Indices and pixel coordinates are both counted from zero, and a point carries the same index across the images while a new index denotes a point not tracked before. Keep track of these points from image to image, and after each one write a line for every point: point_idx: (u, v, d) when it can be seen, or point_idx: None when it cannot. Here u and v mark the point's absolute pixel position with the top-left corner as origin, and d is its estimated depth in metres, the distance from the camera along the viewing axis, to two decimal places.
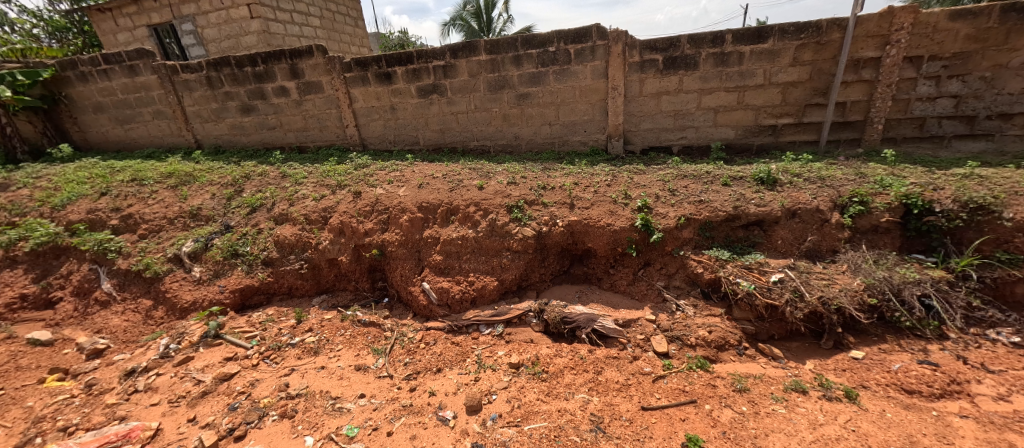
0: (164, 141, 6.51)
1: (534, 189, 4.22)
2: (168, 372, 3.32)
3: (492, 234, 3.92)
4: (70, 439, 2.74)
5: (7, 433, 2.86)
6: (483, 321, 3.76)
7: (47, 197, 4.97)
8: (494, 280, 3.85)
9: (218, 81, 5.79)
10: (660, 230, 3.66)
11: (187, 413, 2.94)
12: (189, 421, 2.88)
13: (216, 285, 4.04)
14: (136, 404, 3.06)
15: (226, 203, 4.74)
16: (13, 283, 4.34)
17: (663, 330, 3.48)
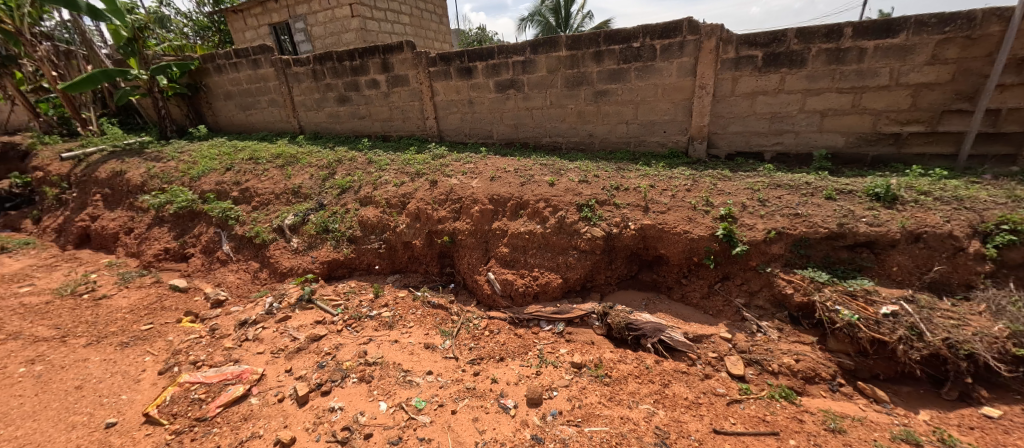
0: (275, 126, 7.38)
1: (606, 189, 4.10)
2: (271, 327, 3.79)
3: (560, 232, 3.88)
4: (199, 372, 3.26)
5: (155, 360, 3.49)
6: (544, 318, 3.76)
7: (189, 169, 5.91)
8: (558, 278, 3.83)
9: (321, 74, 6.41)
10: (746, 242, 3.37)
11: (284, 365, 3.34)
12: (287, 371, 3.27)
13: (308, 256, 4.51)
14: (246, 350, 3.55)
15: (321, 183, 5.25)
16: (161, 238, 5.29)
17: (740, 351, 3.22)
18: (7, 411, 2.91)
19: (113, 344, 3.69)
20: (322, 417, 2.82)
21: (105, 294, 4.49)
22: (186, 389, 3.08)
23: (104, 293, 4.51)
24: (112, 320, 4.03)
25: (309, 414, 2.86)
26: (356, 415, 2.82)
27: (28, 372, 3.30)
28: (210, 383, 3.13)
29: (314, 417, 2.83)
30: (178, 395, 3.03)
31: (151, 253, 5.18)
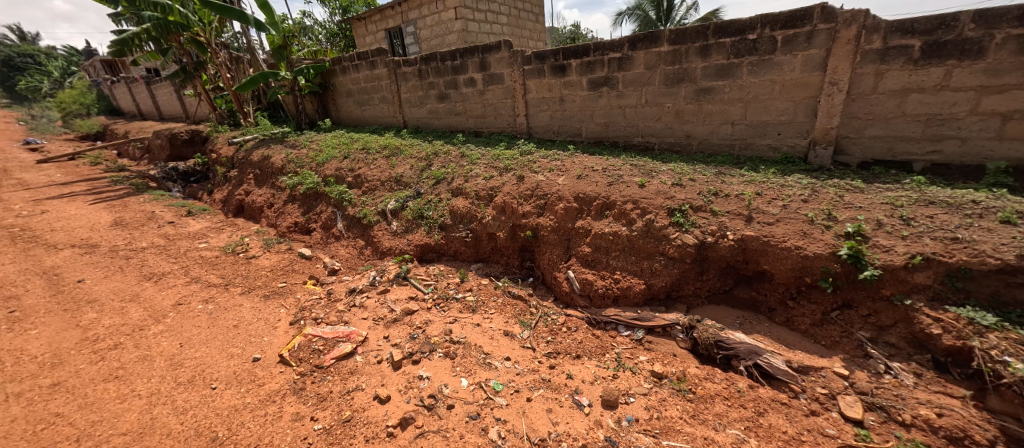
0: (383, 121, 8.18)
1: (702, 194, 3.81)
2: (373, 297, 4.26)
3: (647, 236, 3.72)
4: (318, 327, 3.80)
5: (287, 313, 4.16)
6: (623, 322, 3.65)
7: (317, 156, 6.86)
8: (641, 283, 3.69)
9: (426, 73, 6.94)
10: (878, 265, 2.88)
11: (384, 331, 3.75)
12: (386, 337, 3.67)
13: (405, 239, 4.95)
14: (353, 314, 4.05)
15: (419, 173, 5.70)
16: (293, 213, 6.24)
17: (859, 392, 2.79)
18: (189, 336, 3.74)
19: (257, 295, 4.49)
20: (412, 383, 3.12)
21: (252, 255, 5.45)
22: (309, 339, 3.62)
23: (253, 254, 5.48)
24: (257, 276, 4.89)
25: (401, 378, 3.18)
26: (441, 386, 3.06)
27: (202, 309, 4.19)
28: (326, 338, 3.64)
29: (405, 381, 3.14)
30: (303, 344, 3.58)
31: (285, 224, 6.15)
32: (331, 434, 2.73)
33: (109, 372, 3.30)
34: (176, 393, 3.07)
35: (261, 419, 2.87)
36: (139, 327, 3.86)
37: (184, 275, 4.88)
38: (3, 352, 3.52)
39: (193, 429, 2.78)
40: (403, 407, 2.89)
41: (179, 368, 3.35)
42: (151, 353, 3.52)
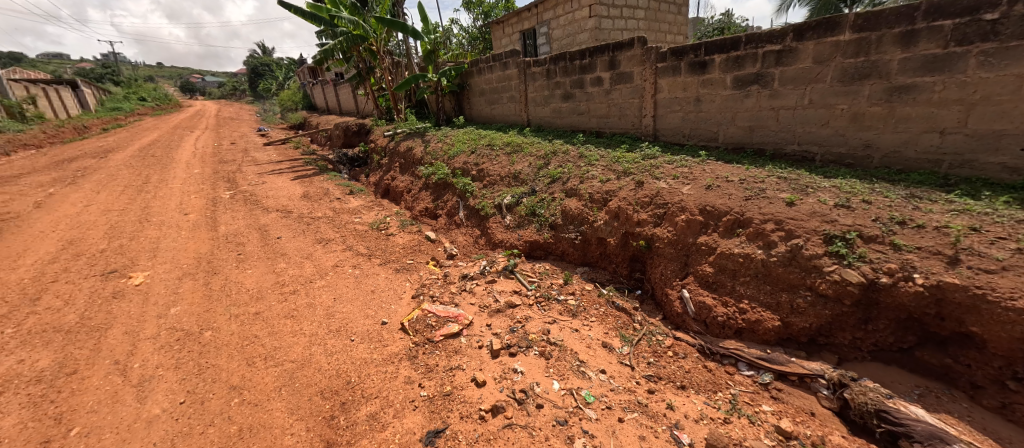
0: (509, 119, 8.50)
1: (879, 221, 2.95)
2: (482, 285, 4.39)
3: (792, 265, 3.03)
4: (434, 304, 4.07)
5: (411, 286, 4.61)
6: (744, 360, 3.11)
7: (450, 150, 7.49)
8: (775, 320, 3.06)
9: (554, 73, 6.98)
10: None
11: (487, 319, 3.87)
12: (488, 325, 3.79)
13: (516, 234, 5.01)
14: (463, 298, 4.22)
15: (536, 171, 5.66)
16: (426, 200, 6.94)
17: None
18: (340, 293, 4.48)
19: (391, 267, 5.10)
20: (506, 373, 3.19)
21: (391, 232, 6.23)
22: (425, 314, 3.90)
23: (391, 231, 6.25)
24: (392, 251, 5.56)
25: (496, 365, 3.29)
26: (532, 383, 3.08)
27: (352, 272, 4.96)
28: (438, 315, 3.86)
29: (501, 371, 3.22)
30: (420, 317, 3.87)
31: (419, 209, 6.87)
32: (433, 403, 2.97)
33: (288, 311, 4.15)
34: (328, 338, 3.71)
35: (382, 374, 3.28)
36: (309, 280, 4.77)
37: (343, 243, 5.84)
38: (233, 282, 4.74)
39: (336, 369, 3.33)
40: (496, 396, 2.99)
41: (332, 317, 4.03)
42: (315, 302, 4.31)
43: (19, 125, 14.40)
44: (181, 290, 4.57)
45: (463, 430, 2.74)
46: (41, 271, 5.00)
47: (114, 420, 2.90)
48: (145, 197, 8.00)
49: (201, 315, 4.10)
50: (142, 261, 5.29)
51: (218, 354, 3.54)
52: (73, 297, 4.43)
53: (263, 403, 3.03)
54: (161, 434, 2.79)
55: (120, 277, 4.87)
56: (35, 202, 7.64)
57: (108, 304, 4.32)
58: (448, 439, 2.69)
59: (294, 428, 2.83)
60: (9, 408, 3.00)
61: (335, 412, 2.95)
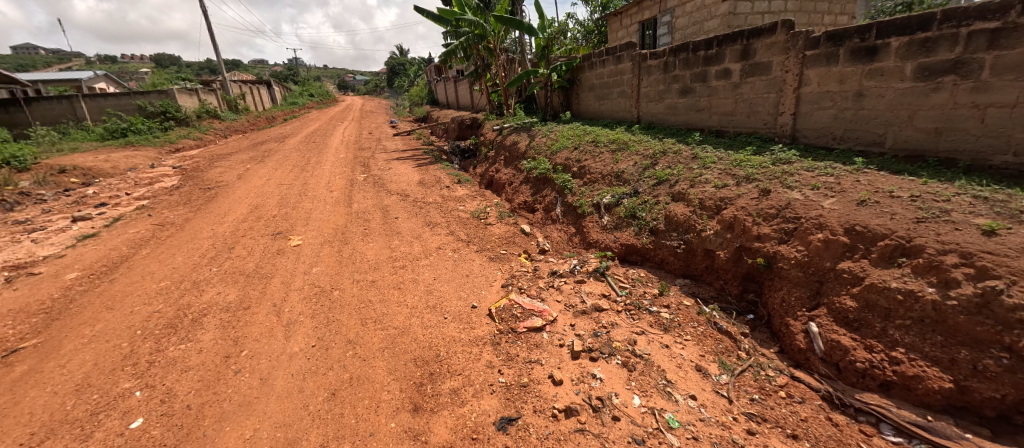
0: (618, 115, 8.09)
1: None
2: (570, 284, 4.23)
3: (982, 314, 2.31)
4: (521, 296, 4.07)
5: (502, 275, 4.65)
6: (889, 421, 2.49)
7: (553, 145, 7.41)
8: (945, 381, 2.38)
9: (672, 65, 6.43)
10: None
11: (571, 319, 3.72)
12: (571, 325, 3.64)
13: (612, 235, 4.71)
14: (550, 294, 4.12)
15: (641, 172, 5.25)
16: (525, 193, 6.96)
17: None
18: (439, 273, 4.75)
19: (485, 255, 5.23)
20: (584, 377, 3.04)
21: (489, 222, 6.39)
22: (511, 304, 3.92)
23: (490, 221, 6.42)
24: (488, 240, 5.70)
25: (575, 366, 3.15)
26: (611, 393, 2.88)
27: (451, 255, 5.23)
28: (524, 307, 3.86)
29: (579, 373, 3.08)
30: (506, 306, 3.91)
31: (518, 202, 6.92)
32: (510, 391, 2.97)
33: (396, 283, 4.54)
34: (425, 313, 3.95)
35: (468, 354, 3.36)
36: (416, 258, 5.16)
37: (447, 228, 6.19)
38: (359, 252, 5.36)
39: (429, 342, 3.53)
40: (571, 398, 2.87)
41: (430, 294, 4.29)
42: (419, 279, 4.63)
43: (234, 115, 18.49)
44: (321, 254, 5.32)
45: (535, 424, 2.69)
46: (236, 227, 6.28)
47: (270, 350, 3.49)
48: (305, 175, 9.56)
49: (334, 277, 4.70)
50: (299, 227, 6.29)
51: (340, 311, 4.01)
52: (252, 249, 5.46)
53: (368, 360, 3.34)
54: (297, 368, 3.28)
55: (283, 238, 5.86)
56: (236, 174, 9.67)
57: (274, 258, 5.22)
58: (520, 429, 2.66)
59: (390, 386, 3.07)
60: (208, 327, 3.80)
61: (424, 379, 3.13)
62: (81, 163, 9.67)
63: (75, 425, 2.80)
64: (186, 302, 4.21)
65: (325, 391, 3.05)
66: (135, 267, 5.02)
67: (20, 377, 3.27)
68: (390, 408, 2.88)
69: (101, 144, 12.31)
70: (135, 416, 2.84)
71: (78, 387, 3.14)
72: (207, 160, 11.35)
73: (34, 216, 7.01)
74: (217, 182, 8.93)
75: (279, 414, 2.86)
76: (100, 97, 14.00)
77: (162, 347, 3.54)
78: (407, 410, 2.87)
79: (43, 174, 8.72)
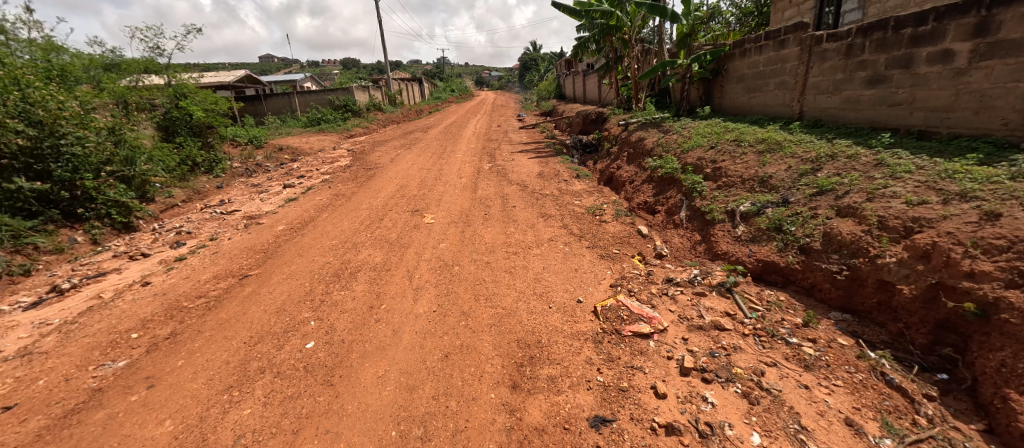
0: (773, 111, 6.98)
1: None
2: (688, 295, 3.79)
3: None
4: (630, 299, 3.81)
5: (612, 275, 4.41)
6: None
7: (684, 143, 6.73)
8: None
9: (858, 49, 5.23)
10: None
11: (683, 332, 3.34)
12: (683, 339, 3.27)
13: (747, 248, 4.07)
14: (662, 302, 3.76)
15: (796, 178, 4.42)
16: (646, 193, 6.47)
17: None
18: (549, 264, 4.74)
19: (596, 252, 5.03)
20: (693, 397, 2.72)
21: (604, 219, 6.13)
22: (619, 305, 3.70)
23: (605, 219, 6.14)
24: (601, 238, 5.47)
25: (682, 383, 2.84)
26: (724, 422, 2.52)
27: (563, 248, 5.18)
28: (631, 311, 3.60)
29: (687, 391, 2.77)
30: (613, 306, 3.70)
31: (637, 201, 6.47)
32: (607, 392, 2.81)
33: (508, 267, 4.68)
34: (532, 299, 3.98)
35: (569, 346, 3.28)
36: (528, 246, 5.24)
37: (561, 221, 6.14)
38: (481, 235, 5.66)
39: (533, 327, 3.55)
40: (675, 415, 2.59)
41: (537, 282, 4.31)
42: (530, 266, 4.69)
43: (391, 107, 21.29)
44: (448, 232, 5.76)
45: (631, 432, 2.51)
46: (385, 202, 7.20)
47: (402, 308, 3.92)
48: (441, 161, 10.50)
49: (456, 254, 5.05)
50: (432, 206, 6.93)
51: (458, 285, 4.30)
52: (395, 222, 6.19)
53: (477, 332, 3.51)
54: (420, 327, 3.61)
55: (419, 215, 6.52)
56: (390, 157, 11.11)
57: (411, 231, 5.85)
58: (614, 432, 2.51)
59: (493, 360, 3.17)
60: (361, 280, 4.45)
61: (524, 361, 3.16)
62: (291, 144, 12.25)
63: (274, 336, 3.53)
64: (348, 258, 5.00)
65: (439, 352, 3.29)
66: (318, 226, 6.13)
67: (248, 295, 4.23)
68: (491, 380, 2.98)
69: (307, 129, 15.45)
70: (310, 339, 3.48)
71: (278, 310, 3.94)
72: (369, 144, 13.31)
73: (262, 181, 9.10)
74: (376, 163, 10.40)
75: (404, 362, 3.18)
76: (307, 92, 17.30)
77: (330, 290, 4.25)
78: (506, 385, 2.93)
79: (269, 151, 11.21)
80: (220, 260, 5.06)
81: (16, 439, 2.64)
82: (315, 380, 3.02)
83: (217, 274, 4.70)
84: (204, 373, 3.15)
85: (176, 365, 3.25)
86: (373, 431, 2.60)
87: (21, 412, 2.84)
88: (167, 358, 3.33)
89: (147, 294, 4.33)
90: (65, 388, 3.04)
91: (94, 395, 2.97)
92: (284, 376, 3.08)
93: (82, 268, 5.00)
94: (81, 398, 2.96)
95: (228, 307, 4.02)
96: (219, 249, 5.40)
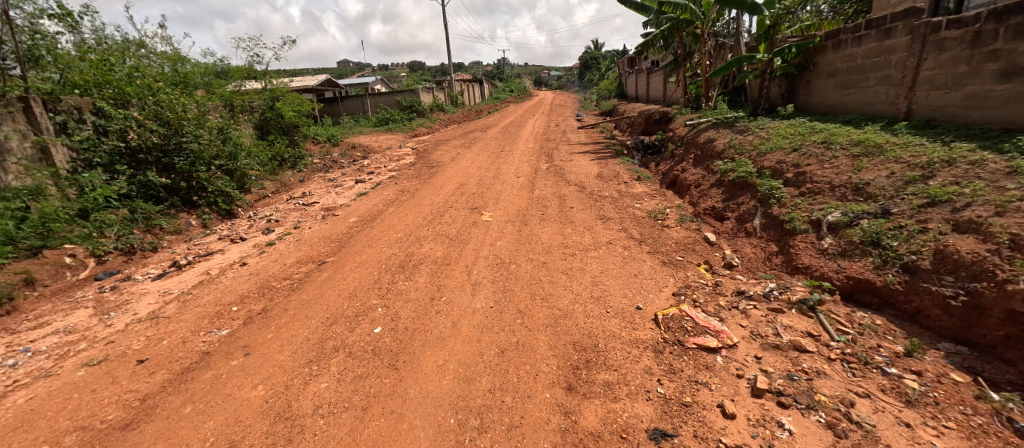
0: (872, 109, 6.23)
1: None
2: (762, 311, 3.48)
3: None
4: (695, 310, 3.59)
5: (674, 283, 4.18)
6: None
7: (761, 144, 6.21)
8: None
9: (988, 37, 4.50)
10: None
11: (755, 349, 3.08)
12: (755, 357, 3.01)
13: (835, 263, 3.65)
14: (731, 316, 3.50)
15: (900, 186, 3.90)
16: (714, 197, 6.05)
17: None
18: (607, 267, 4.61)
19: (658, 258, 4.81)
20: (767, 421, 2.50)
21: (667, 224, 5.83)
22: (682, 315, 3.50)
23: (668, 224, 5.84)
24: (663, 243, 5.21)
25: (754, 405, 2.62)
26: None
27: (621, 251, 5.02)
28: (696, 322, 3.39)
29: (760, 414, 2.55)
30: (676, 316, 3.51)
31: (704, 206, 6.07)
32: (668, 405, 2.67)
33: (565, 268, 4.62)
34: (589, 302, 3.89)
35: (627, 353, 3.16)
36: (586, 248, 5.14)
37: (620, 224, 5.95)
38: (537, 235, 5.64)
39: (590, 331, 3.47)
40: (745, 438, 2.39)
41: (595, 286, 4.21)
42: (588, 269, 4.59)
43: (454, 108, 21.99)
44: (505, 231, 5.82)
45: None
46: (446, 199, 7.45)
47: (461, 301, 4.02)
48: (500, 160, 10.64)
49: (513, 253, 5.09)
50: (490, 205, 7.04)
51: (515, 283, 4.34)
52: (456, 219, 6.37)
53: (533, 331, 3.51)
54: (478, 321, 3.69)
55: (477, 213, 6.65)
56: (450, 156, 11.48)
57: (470, 228, 5.99)
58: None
59: (549, 361, 3.14)
60: (423, 272, 4.64)
61: (580, 364, 3.10)
62: (362, 142, 13.09)
63: (347, 319, 3.79)
64: (411, 251, 5.23)
65: (496, 347, 3.33)
66: (385, 219, 6.49)
67: (325, 280, 4.58)
68: (547, 380, 2.96)
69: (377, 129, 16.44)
70: (377, 325, 3.69)
71: (351, 295, 4.23)
72: (433, 143, 13.85)
73: (337, 176, 9.82)
74: (438, 161, 10.79)
75: (462, 354, 3.27)
76: (379, 94, 18.41)
77: (395, 280, 4.48)
78: (561, 386, 2.89)
79: (344, 149, 12.07)
80: (303, 247, 5.54)
81: (147, 387, 3.07)
82: (382, 363, 3.20)
83: (300, 259, 5.15)
84: (290, 346, 3.46)
85: (267, 336, 3.61)
86: (433, 416, 2.70)
87: (152, 365, 3.30)
88: (259, 330, 3.71)
89: (245, 273, 4.85)
90: (183, 349, 3.49)
91: (204, 357, 3.38)
92: (355, 356, 3.29)
93: (196, 247, 5.73)
94: (194, 358, 3.38)
95: (309, 289, 4.39)
96: (301, 237, 5.92)
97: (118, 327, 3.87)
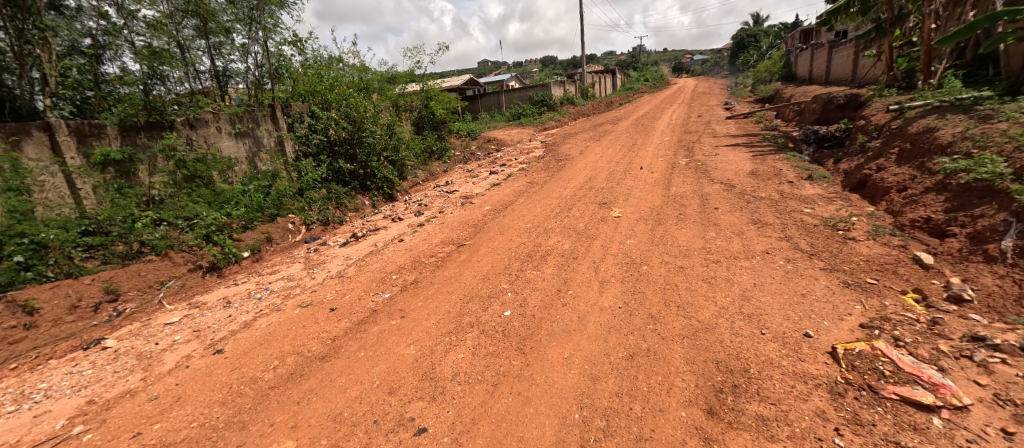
0: None
1: None
2: (1015, 369, 2.52)
3: None
4: (898, 351, 2.80)
5: (863, 312, 3.34)
6: None
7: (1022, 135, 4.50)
8: None
9: None
10: None
11: (1004, 421, 2.24)
12: (1003, 431, 2.19)
13: None
14: (960, 368, 2.62)
15: None
16: (931, 205, 4.61)
17: None
18: (762, 281, 3.95)
19: (838, 277, 3.90)
20: None
21: (852, 236, 4.69)
22: (876, 355, 2.77)
23: (854, 236, 4.70)
24: (846, 260, 4.21)
25: None
26: None
27: (783, 264, 4.23)
28: (900, 367, 2.65)
29: None
30: (866, 354, 2.80)
31: (911, 216, 4.70)
32: None
33: (706, 276, 4.12)
34: (737, 318, 3.40)
35: (789, 386, 2.66)
36: (735, 256, 4.49)
37: (782, 231, 5.04)
38: (673, 236, 5.16)
39: (738, 351, 3.02)
40: None
41: (745, 300, 3.65)
42: (736, 279, 4.01)
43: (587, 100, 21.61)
44: (636, 229, 5.49)
45: None
46: (574, 192, 7.37)
47: (588, 297, 3.93)
48: (634, 154, 10.04)
49: (646, 253, 4.75)
50: (621, 200, 6.71)
51: (648, 285, 4.04)
52: (584, 213, 6.27)
53: (667, 340, 3.21)
54: (605, 320, 3.55)
55: (607, 208, 6.41)
56: (580, 149, 11.32)
57: (599, 223, 5.82)
58: None
59: (685, 375, 2.85)
60: (550, 263, 4.69)
61: (724, 387, 2.72)
62: (497, 136, 13.87)
63: (480, 299, 4.07)
64: (539, 242, 5.33)
65: (624, 350, 3.16)
66: (515, 209, 6.76)
67: (463, 261, 5.00)
68: (682, 397, 2.68)
69: (513, 123, 17.16)
70: (507, 308, 3.86)
71: (484, 277, 4.53)
72: (563, 137, 13.86)
73: (475, 167, 10.61)
74: (568, 154, 10.79)
75: (589, 351, 3.19)
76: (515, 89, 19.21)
77: (523, 268, 4.63)
78: (700, 407, 2.59)
79: (480, 142, 12.98)
80: (444, 230, 6.14)
81: (336, 331, 3.79)
82: (511, 345, 3.34)
83: (443, 240, 5.72)
84: (434, 316, 3.87)
85: (417, 304, 4.11)
86: (559, 407, 2.70)
87: (339, 314, 4.07)
88: (411, 299, 4.24)
89: (401, 248, 5.61)
90: (358, 305, 4.21)
91: (373, 314, 4.02)
92: (488, 334, 3.51)
93: (367, 223, 6.85)
94: (366, 314, 4.04)
95: (448, 268, 4.84)
96: (444, 221, 6.57)
97: (318, 280, 4.88)
